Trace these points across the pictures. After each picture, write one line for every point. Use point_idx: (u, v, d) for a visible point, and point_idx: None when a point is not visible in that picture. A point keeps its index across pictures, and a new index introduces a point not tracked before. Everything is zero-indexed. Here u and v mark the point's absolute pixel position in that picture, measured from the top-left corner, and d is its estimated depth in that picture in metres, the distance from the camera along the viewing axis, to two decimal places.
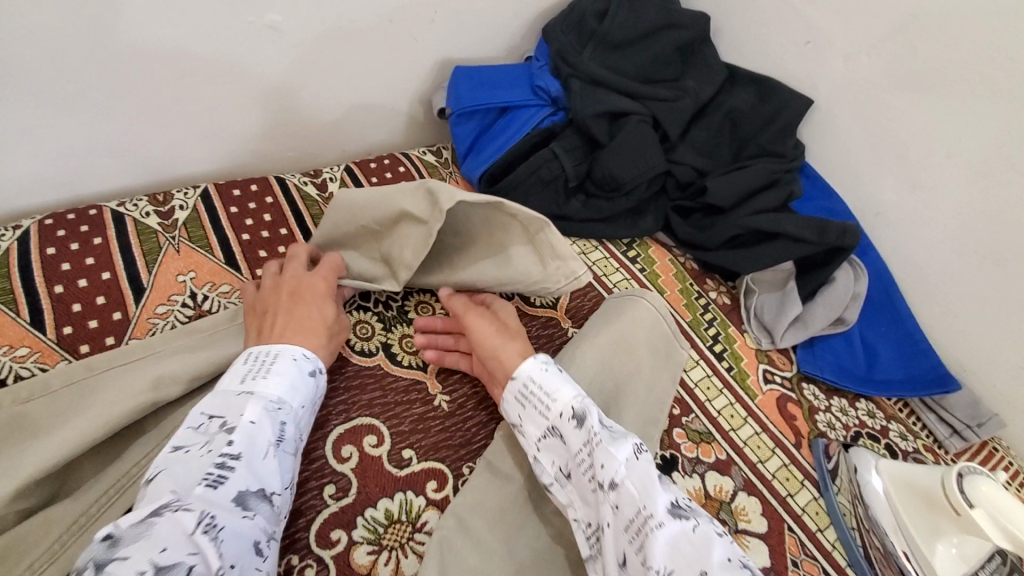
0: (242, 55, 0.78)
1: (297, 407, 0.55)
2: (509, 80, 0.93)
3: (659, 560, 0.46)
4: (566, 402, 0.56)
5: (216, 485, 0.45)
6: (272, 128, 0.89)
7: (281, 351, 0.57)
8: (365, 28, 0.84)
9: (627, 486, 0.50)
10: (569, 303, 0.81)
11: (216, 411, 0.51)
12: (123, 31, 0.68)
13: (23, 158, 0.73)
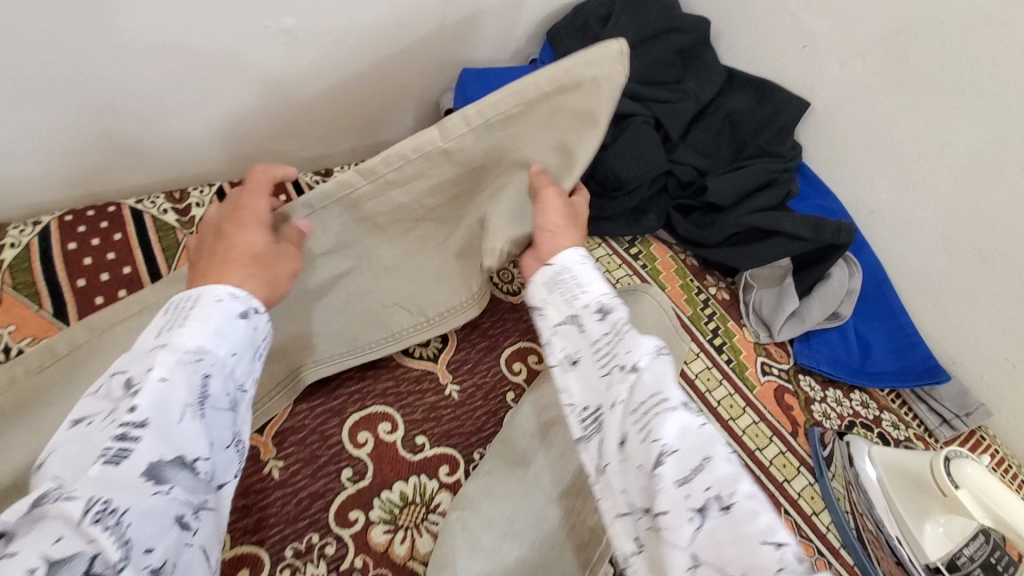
0: (256, 58, 0.80)
1: (225, 354, 0.46)
2: (516, 81, 0.95)
3: (667, 436, 0.42)
4: (596, 296, 0.53)
5: (116, 462, 0.38)
6: (284, 129, 0.91)
7: (200, 295, 0.48)
8: (376, 32, 0.87)
9: (651, 369, 0.46)
10: None
11: (121, 368, 0.44)
12: (142, 35, 0.70)
13: (44, 155, 0.75)
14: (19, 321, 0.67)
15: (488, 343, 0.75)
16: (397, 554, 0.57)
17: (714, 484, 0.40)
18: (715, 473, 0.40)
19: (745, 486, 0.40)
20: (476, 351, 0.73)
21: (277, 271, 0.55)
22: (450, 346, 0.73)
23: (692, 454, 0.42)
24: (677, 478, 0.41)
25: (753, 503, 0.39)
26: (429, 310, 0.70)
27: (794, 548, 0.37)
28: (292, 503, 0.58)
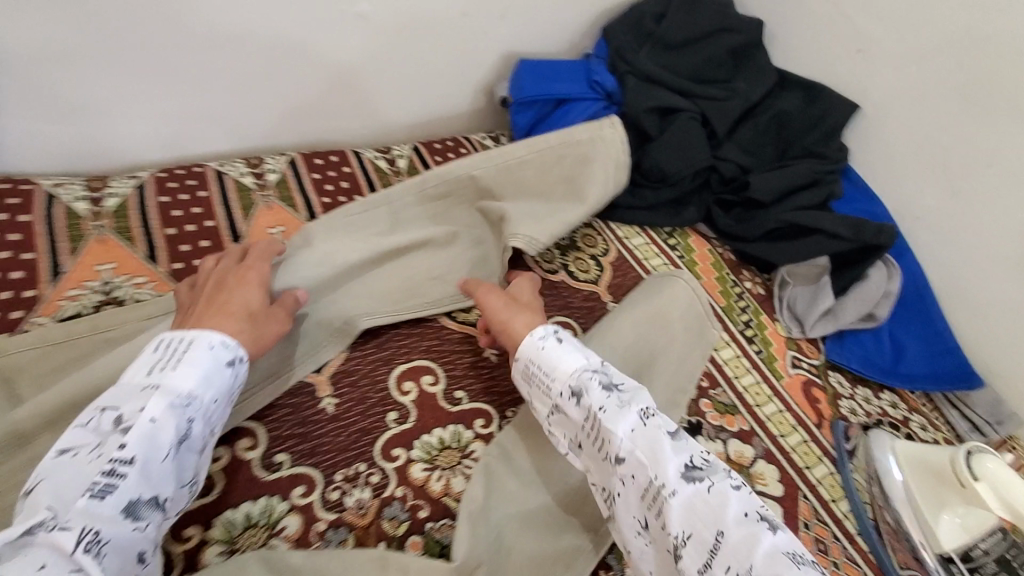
0: (331, 40, 0.88)
1: (210, 400, 0.53)
2: (569, 74, 0.98)
3: (677, 527, 0.50)
4: (566, 379, 0.60)
5: (101, 496, 0.44)
6: (348, 113, 0.99)
7: (195, 338, 0.55)
8: (441, 21, 0.93)
9: (634, 456, 0.54)
10: (610, 282, 0.86)
11: (109, 403, 0.50)
12: (233, 9, 0.79)
13: (137, 118, 0.83)
14: (117, 259, 0.73)
15: None
16: (433, 489, 0.62)
17: (733, 561, 0.47)
18: (731, 549, 0.47)
19: (761, 549, 0.47)
20: None
21: (266, 329, 0.61)
22: None
23: (705, 532, 0.49)
24: (698, 565, 0.48)
25: (773, 564, 0.46)
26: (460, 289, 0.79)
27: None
28: (342, 435, 0.63)
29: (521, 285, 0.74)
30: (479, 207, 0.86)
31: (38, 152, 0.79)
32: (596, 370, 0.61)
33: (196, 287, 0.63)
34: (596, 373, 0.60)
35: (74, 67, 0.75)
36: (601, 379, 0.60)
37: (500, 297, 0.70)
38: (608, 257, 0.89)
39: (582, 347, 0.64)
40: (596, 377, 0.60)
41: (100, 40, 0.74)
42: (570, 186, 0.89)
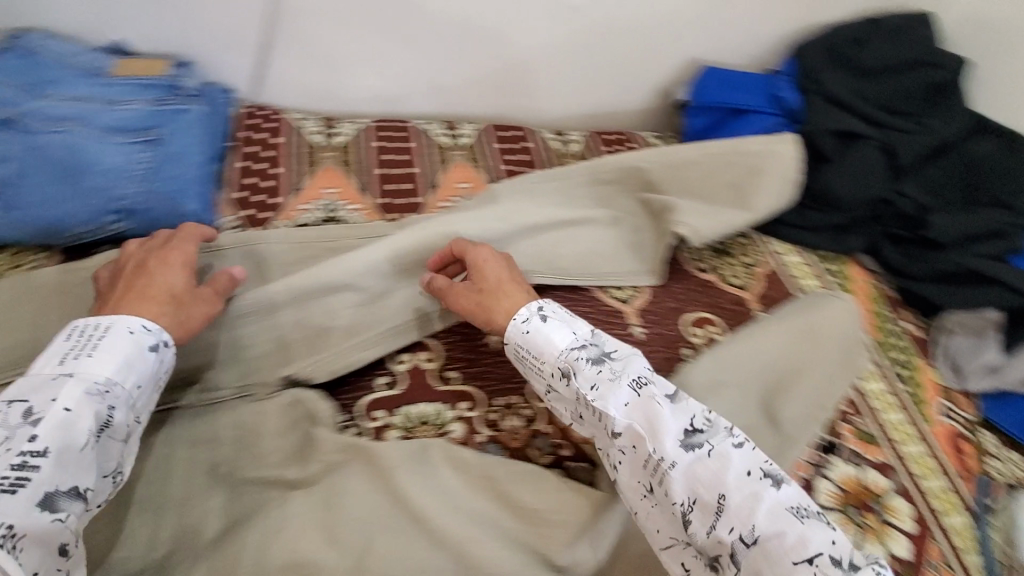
0: (535, 24, 0.93)
1: (132, 385, 0.53)
2: (749, 86, 0.99)
3: (681, 495, 0.52)
4: (556, 361, 0.61)
5: (13, 491, 0.44)
6: (527, 101, 1.03)
7: (112, 323, 0.55)
8: (638, 20, 0.96)
9: (633, 429, 0.56)
10: (761, 292, 0.87)
11: (18, 395, 0.49)
12: None
13: (360, 77, 0.95)
14: (340, 187, 0.86)
15: (675, 304, 0.82)
16: (575, 433, 0.66)
17: (737, 523, 0.49)
18: (734, 512, 0.50)
19: (764, 509, 0.50)
20: (664, 309, 0.81)
21: (189, 311, 0.60)
22: (643, 297, 0.83)
23: (706, 496, 0.51)
24: (704, 526, 0.51)
25: (775, 523, 0.49)
26: (617, 270, 0.83)
27: (821, 552, 0.47)
28: (503, 368, 0.70)
29: (478, 265, 0.68)
30: (642, 199, 0.89)
31: (286, 90, 0.94)
32: (584, 347, 0.61)
33: (117, 275, 0.61)
34: (584, 350, 0.61)
35: (333, 24, 0.88)
36: (589, 356, 0.61)
37: (466, 299, 0.68)
38: (761, 268, 0.90)
39: (568, 319, 0.65)
40: (584, 354, 0.61)
41: (360, 4, 0.86)
42: (740, 194, 0.87)
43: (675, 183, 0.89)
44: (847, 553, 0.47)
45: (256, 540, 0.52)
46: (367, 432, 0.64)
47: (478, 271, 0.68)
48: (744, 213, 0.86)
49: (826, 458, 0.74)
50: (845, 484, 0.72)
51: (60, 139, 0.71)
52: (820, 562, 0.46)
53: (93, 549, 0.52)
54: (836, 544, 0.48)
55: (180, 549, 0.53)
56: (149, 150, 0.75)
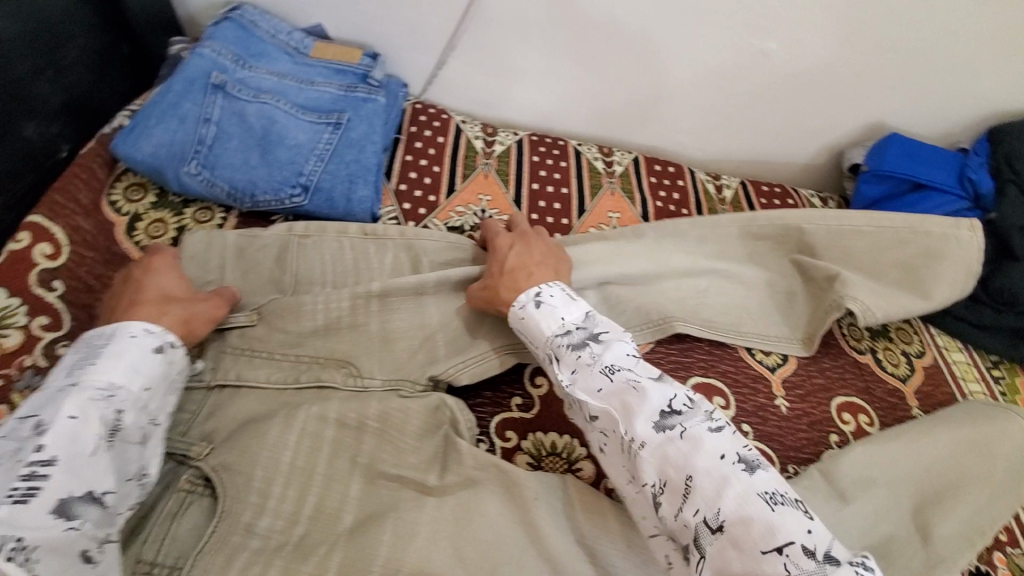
0: (718, 52, 0.88)
1: (139, 388, 0.53)
2: (936, 161, 0.90)
3: (651, 477, 0.48)
4: (545, 347, 0.59)
5: (23, 501, 0.43)
6: (687, 135, 1.00)
7: (116, 332, 0.55)
8: (828, 73, 0.89)
9: (607, 414, 0.52)
10: (919, 386, 0.79)
11: (28, 412, 0.49)
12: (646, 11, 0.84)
13: (526, 88, 0.95)
14: (494, 194, 0.87)
15: (823, 382, 0.76)
16: None
17: (702, 507, 0.45)
18: (701, 497, 0.45)
19: (732, 494, 0.44)
20: (811, 384, 0.76)
21: (195, 310, 0.62)
22: (789, 366, 0.77)
23: (676, 479, 0.47)
24: (675, 511, 0.47)
25: (740, 510, 0.44)
26: (763, 336, 0.78)
27: (795, 541, 0.42)
28: None
29: (497, 250, 0.70)
30: (797, 263, 0.81)
31: (453, 91, 0.96)
32: (570, 333, 0.59)
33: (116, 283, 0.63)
34: (569, 336, 0.58)
35: (513, 35, 0.88)
36: (572, 340, 0.58)
37: (481, 289, 0.68)
38: (922, 360, 0.82)
39: (564, 302, 0.62)
40: (567, 340, 0.58)
41: (545, 19, 0.85)
42: (914, 275, 0.79)
43: (837, 255, 0.81)
44: (824, 545, 0.41)
45: (388, 541, 0.52)
46: (498, 451, 0.64)
47: (496, 256, 0.70)
48: (917, 295, 0.79)
49: None
50: None
51: (261, 110, 0.76)
52: (789, 553, 0.41)
53: (243, 509, 0.54)
54: (813, 534, 0.42)
55: (319, 529, 0.54)
56: (335, 132, 0.79)
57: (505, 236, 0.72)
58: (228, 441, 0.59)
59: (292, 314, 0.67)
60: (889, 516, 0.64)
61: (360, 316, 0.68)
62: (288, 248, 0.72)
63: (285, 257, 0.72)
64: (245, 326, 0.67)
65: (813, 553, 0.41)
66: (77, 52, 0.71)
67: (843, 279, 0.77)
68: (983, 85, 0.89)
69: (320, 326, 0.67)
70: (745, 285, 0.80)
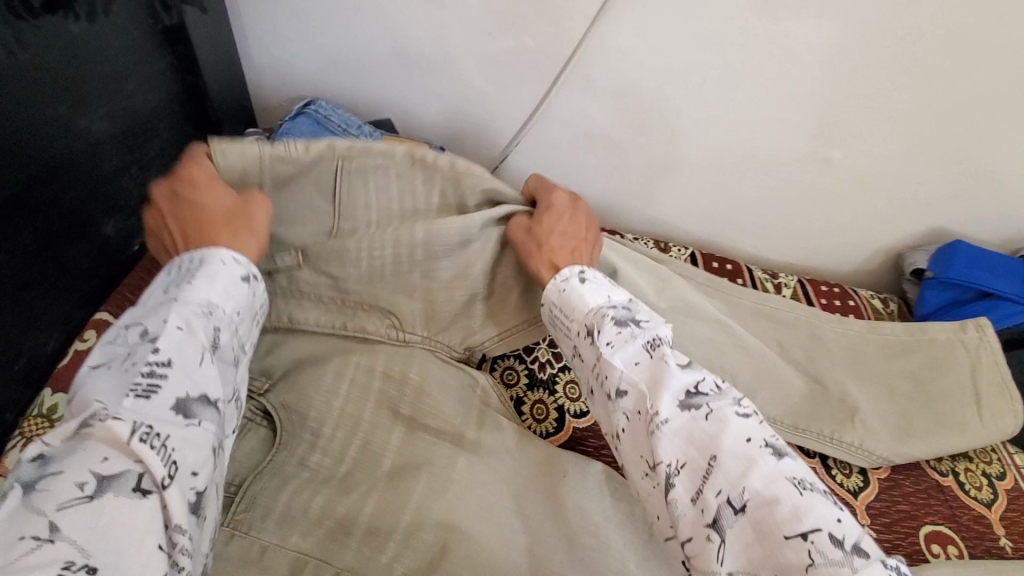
0: (774, 154, 0.88)
1: (235, 311, 0.52)
2: (1006, 270, 0.88)
3: (668, 456, 0.46)
4: (581, 318, 0.58)
5: (146, 396, 0.43)
6: (742, 232, 0.99)
7: (205, 255, 0.53)
8: (886, 177, 0.89)
9: (637, 388, 0.50)
10: (1003, 513, 0.74)
11: (133, 319, 0.49)
12: (703, 110, 0.84)
13: (581, 182, 0.95)
14: None
15: (907, 509, 0.72)
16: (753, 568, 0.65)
17: (725, 485, 0.43)
18: (725, 475, 0.43)
19: (758, 474, 0.43)
20: (896, 510, 0.72)
21: (253, 220, 0.59)
22: (871, 490, 0.73)
23: (698, 458, 0.45)
24: (689, 493, 0.45)
25: (768, 489, 0.42)
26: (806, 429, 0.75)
27: (822, 528, 0.39)
28: None
29: (547, 192, 0.73)
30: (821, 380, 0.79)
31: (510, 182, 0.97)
32: (614, 307, 0.57)
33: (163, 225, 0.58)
34: (612, 310, 0.56)
35: (577, 134, 0.89)
36: (617, 315, 0.56)
37: (521, 234, 0.68)
38: (1004, 482, 0.77)
39: (608, 286, 0.61)
40: (610, 313, 0.56)
41: (611, 118, 0.87)
42: (924, 390, 0.79)
43: (853, 381, 0.79)
44: (853, 536, 0.39)
45: None
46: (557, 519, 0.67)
47: (546, 198, 0.72)
48: (933, 417, 0.77)
49: None
50: None
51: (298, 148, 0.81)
52: (815, 539, 0.39)
53: None
54: (842, 522, 0.40)
55: None
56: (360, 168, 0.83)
57: (562, 197, 0.72)
58: (286, 381, 0.65)
59: (338, 260, 0.68)
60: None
61: (405, 266, 0.69)
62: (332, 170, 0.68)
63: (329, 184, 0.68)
64: (291, 269, 0.69)
65: (842, 542, 0.38)
66: (160, 147, 0.74)
67: (859, 411, 0.75)
68: None
69: (363, 274, 0.68)
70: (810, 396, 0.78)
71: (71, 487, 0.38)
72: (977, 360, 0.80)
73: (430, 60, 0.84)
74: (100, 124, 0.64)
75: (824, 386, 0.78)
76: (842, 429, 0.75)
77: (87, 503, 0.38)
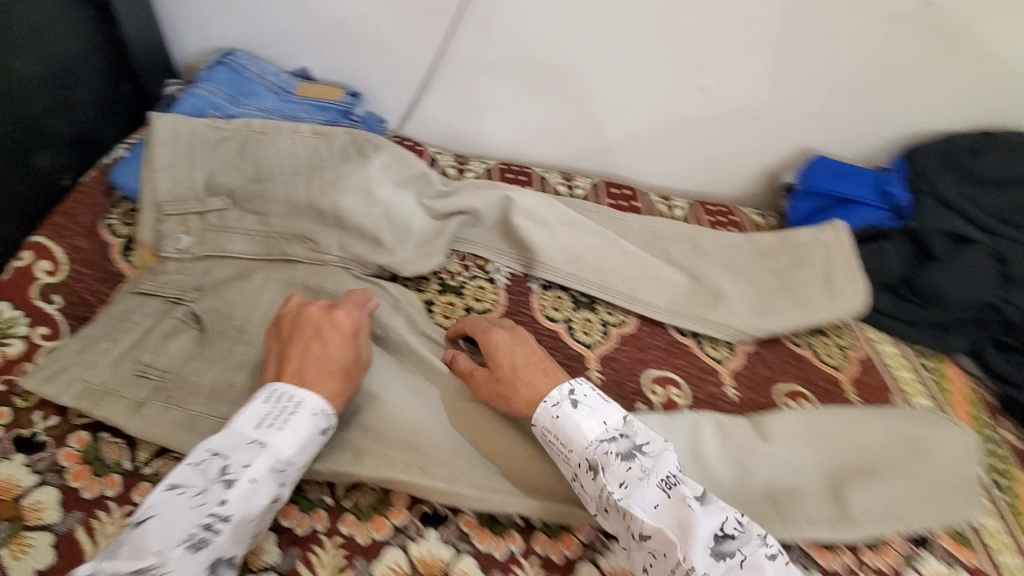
0: (652, 87, 0.99)
1: (302, 464, 0.57)
2: (859, 179, 1.00)
3: None
4: (583, 452, 0.58)
5: (194, 549, 0.49)
6: (640, 161, 1.10)
7: (303, 399, 0.58)
8: (754, 103, 1.01)
9: (663, 535, 0.52)
10: (855, 376, 0.87)
11: (218, 449, 0.54)
12: (584, 47, 0.94)
13: (489, 122, 1.05)
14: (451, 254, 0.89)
15: (767, 373, 0.84)
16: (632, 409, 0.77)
17: None
18: None
19: None
20: (757, 374, 0.84)
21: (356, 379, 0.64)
22: (737, 359, 0.85)
23: None
24: None
25: None
26: (682, 311, 0.87)
27: None
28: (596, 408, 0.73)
29: (488, 337, 0.69)
30: (698, 276, 0.91)
31: (427, 126, 1.06)
32: (615, 439, 0.58)
33: (296, 353, 0.62)
34: (614, 443, 0.58)
35: (479, 76, 0.98)
36: (622, 449, 0.57)
37: (490, 388, 0.66)
38: (856, 352, 0.90)
39: (600, 403, 0.61)
40: (614, 448, 0.57)
41: (507, 60, 0.96)
42: (782, 282, 0.92)
43: (725, 275, 0.92)
44: None
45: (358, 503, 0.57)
46: None
47: (488, 341, 0.69)
48: (788, 300, 0.89)
49: (914, 550, 0.70)
50: None
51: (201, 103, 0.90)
52: None
53: None
54: None
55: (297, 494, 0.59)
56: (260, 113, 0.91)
57: (499, 332, 0.70)
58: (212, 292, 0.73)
59: (259, 198, 0.79)
60: (807, 468, 0.72)
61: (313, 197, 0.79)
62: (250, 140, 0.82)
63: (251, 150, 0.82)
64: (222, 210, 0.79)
65: None
66: (85, 94, 0.81)
67: (723, 294, 0.88)
68: (895, 111, 1.01)
69: (282, 209, 0.79)
70: (689, 287, 0.90)
71: None
72: (829, 253, 0.92)
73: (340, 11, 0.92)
74: (26, 66, 0.71)
75: (701, 279, 0.90)
76: (710, 310, 0.87)
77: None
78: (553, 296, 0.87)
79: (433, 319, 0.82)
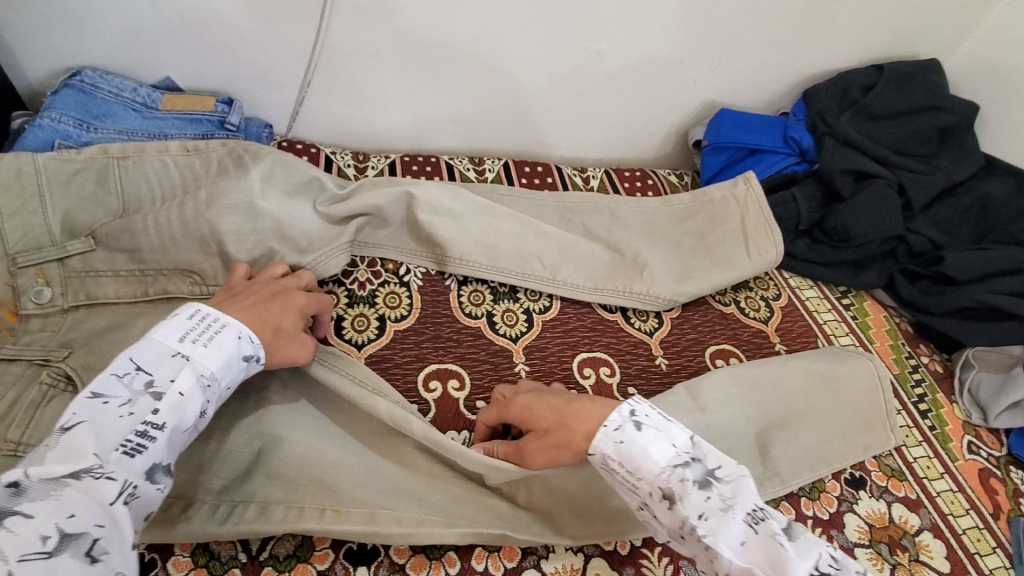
0: (546, 57, 0.95)
1: (225, 385, 0.54)
2: (765, 127, 1.01)
3: None
4: (653, 480, 0.52)
5: (131, 455, 0.45)
6: (548, 133, 1.07)
7: (226, 323, 0.56)
8: (653, 62, 0.98)
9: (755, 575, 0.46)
10: (779, 326, 0.87)
11: (144, 362, 0.50)
12: (468, 25, 0.89)
13: (381, 110, 0.98)
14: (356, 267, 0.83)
15: (696, 336, 0.84)
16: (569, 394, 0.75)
17: None
18: None
19: None
20: (686, 339, 0.84)
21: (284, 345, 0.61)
22: (665, 328, 0.84)
23: None
24: None
25: None
26: (604, 287, 0.84)
27: None
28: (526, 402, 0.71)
29: (522, 408, 0.63)
30: (616, 247, 0.88)
31: (317, 124, 0.99)
32: (686, 466, 0.51)
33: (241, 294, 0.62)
34: (688, 468, 0.51)
35: (365, 66, 0.91)
36: (697, 476, 0.51)
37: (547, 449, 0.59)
38: (779, 301, 0.90)
39: (663, 423, 0.55)
40: (688, 474, 0.51)
41: (394, 47, 0.90)
42: (703, 242, 0.90)
43: (644, 242, 0.90)
44: None
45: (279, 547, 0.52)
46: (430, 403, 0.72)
47: (520, 408, 0.63)
48: (710, 261, 0.88)
49: (852, 492, 0.72)
50: (874, 520, 0.70)
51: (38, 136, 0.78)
52: None
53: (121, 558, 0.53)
54: None
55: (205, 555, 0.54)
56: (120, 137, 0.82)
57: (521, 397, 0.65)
58: (83, 347, 0.65)
59: (126, 234, 0.71)
60: (741, 429, 0.73)
61: (188, 224, 0.72)
62: (106, 169, 0.73)
63: (109, 180, 0.73)
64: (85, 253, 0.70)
65: None
66: None
67: (642, 262, 0.86)
68: (789, 56, 1.01)
69: (155, 244, 0.71)
70: (609, 260, 0.87)
71: (33, 539, 0.36)
72: (741, 205, 0.92)
73: (190, 10, 0.82)
74: None
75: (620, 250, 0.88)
76: (633, 282, 0.85)
77: (48, 560, 0.36)
78: (471, 291, 0.83)
79: (344, 334, 0.76)
